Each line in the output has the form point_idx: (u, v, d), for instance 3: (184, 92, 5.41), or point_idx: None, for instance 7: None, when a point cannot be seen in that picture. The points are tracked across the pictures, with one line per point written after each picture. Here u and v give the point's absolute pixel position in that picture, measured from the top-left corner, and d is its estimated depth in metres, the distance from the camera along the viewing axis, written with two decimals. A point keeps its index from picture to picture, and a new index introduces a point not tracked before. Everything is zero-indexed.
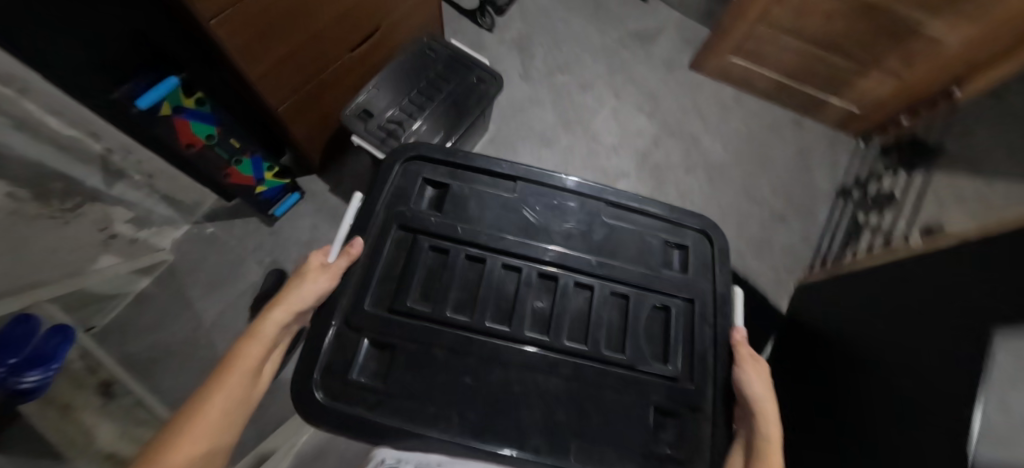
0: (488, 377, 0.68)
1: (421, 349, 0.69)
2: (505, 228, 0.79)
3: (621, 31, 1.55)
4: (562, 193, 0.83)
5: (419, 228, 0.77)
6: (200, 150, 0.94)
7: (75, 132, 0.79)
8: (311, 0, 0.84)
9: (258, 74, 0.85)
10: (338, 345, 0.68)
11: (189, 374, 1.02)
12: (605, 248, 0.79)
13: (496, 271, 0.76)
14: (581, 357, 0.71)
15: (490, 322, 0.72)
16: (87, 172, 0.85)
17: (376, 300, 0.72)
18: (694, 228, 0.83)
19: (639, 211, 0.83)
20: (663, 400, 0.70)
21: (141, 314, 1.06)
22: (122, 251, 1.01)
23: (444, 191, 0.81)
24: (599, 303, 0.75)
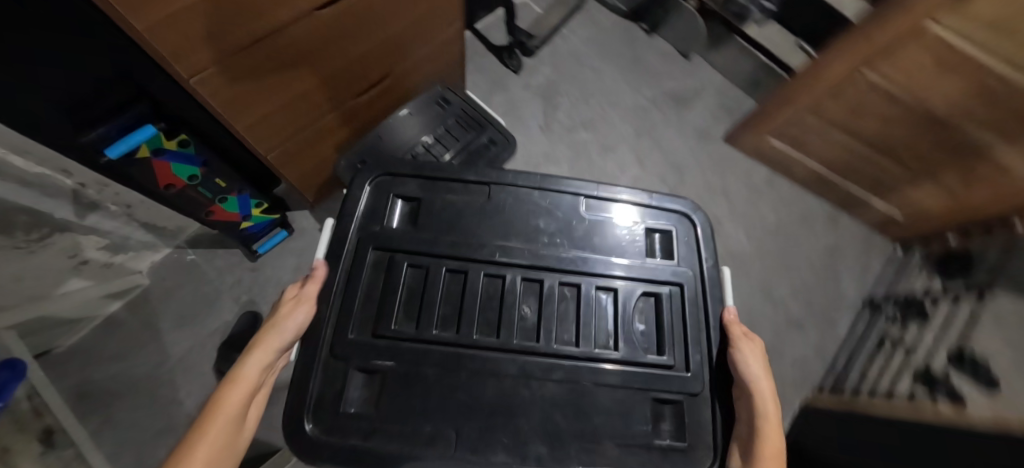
0: (482, 391, 0.60)
1: (411, 362, 0.61)
2: (482, 229, 0.71)
3: (655, 90, 1.45)
4: (528, 181, 0.74)
5: (396, 247, 0.69)
6: (181, 189, 0.88)
7: (45, 169, 0.73)
8: (314, 54, 0.77)
9: (246, 124, 0.79)
10: (324, 375, 0.60)
11: (148, 411, 0.98)
12: (593, 246, 0.71)
13: (478, 259, 0.68)
14: (573, 367, 0.62)
15: (478, 333, 0.64)
16: (57, 206, 0.80)
17: (359, 327, 0.63)
18: (675, 199, 0.75)
19: (616, 197, 0.74)
20: (661, 390, 0.62)
21: (110, 338, 1.02)
22: (94, 275, 0.96)
23: (418, 201, 0.73)
24: (585, 303, 0.67)
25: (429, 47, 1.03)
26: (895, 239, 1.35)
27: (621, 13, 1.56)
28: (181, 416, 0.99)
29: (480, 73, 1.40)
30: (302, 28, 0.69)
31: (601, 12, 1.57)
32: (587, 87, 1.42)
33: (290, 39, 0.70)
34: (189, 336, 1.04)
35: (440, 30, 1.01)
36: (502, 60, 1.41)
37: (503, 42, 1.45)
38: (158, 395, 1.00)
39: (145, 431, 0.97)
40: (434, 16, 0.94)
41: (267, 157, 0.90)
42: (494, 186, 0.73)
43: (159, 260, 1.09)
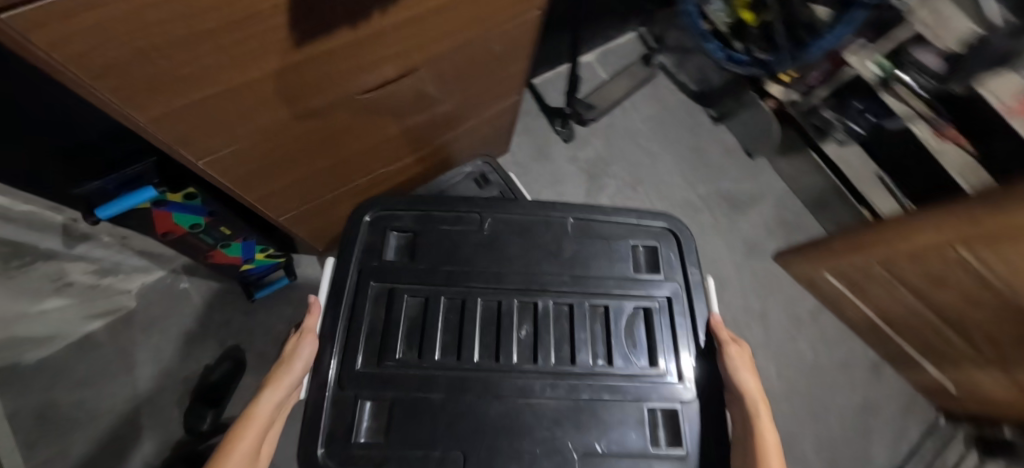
0: (487, 410, 0.58)
1: (417, 388, 0.58)
2: (483, 260, 0.67)
3: (711, 188, 1.36)
4: (516, 205, 0.70)
5: (397, 280, 0.65)
6: (181, 235, 0.80)
7: (31, 207, 0.67)
8: (347, 129, 0.69)
9: (262, 196, 0.71)
10: (336, 411, 0.57)
11: (105, 448, 0.92)
12: (587, 266, 0.68)
13: (475, 277, 0.66)
14: (569, 382, 0.60)
15: (479, 358, 0.61)
16: (44, 239, 0.73)
17: (366, 360, 0.60)
18: (654, 216, 0.71)
19: (604, 219, 0.70)
20: (658, 401, 0.60)
21: (83, 358, 0.96)
22: (78, 295, 0.89)
23: (413, 234, 0.68)
24: (578, 318, 0.65)
25: (476, 119, 0.95)
26: (940, 407, 1.21)
27: (689, 93, 1.46)
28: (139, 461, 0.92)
29: (527, 134, 1.31)
30: (335, 108, 0.62)
31: (668, 89, 1.46)
32: (638, 170, 1.34)
33: (323, 119, 0.63)
34: (165, 373, 0.97)
35: (491, 104, 0.93)
36: (555, 126, 1.31)
37: (559, 102, 1.35)
38: (119, 433, 0.93)
39: None
40: (485, 91, 0.86)
41: (279, 220, 0.82)
42: (487, 213, 0.69)
43: (151, 282, 1.02)
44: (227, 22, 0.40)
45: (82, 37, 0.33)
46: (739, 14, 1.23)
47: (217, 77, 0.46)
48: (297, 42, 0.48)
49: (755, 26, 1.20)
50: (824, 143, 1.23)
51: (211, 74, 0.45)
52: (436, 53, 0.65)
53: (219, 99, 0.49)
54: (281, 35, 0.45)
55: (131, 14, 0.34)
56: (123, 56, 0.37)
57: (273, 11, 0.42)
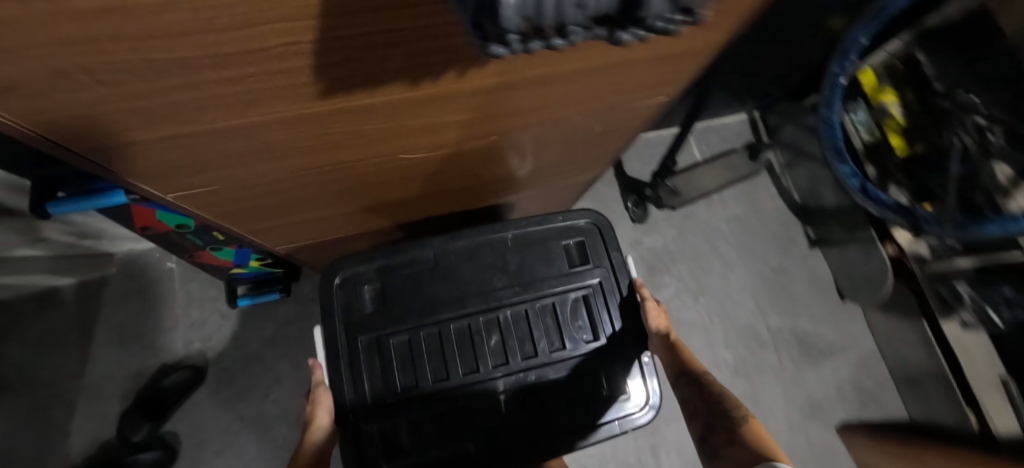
0: (483, 401, 0.60)
1: (418, 403, 0.59)
2: (446, 294, 0.63)
3: (784, 324, 1.16)
4: (464, 234, 0.65)
5: (381, 325, 0.61)
6: (164, 231, 0.66)
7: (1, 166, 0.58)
8: (382, 183, 0.54)
9: (256, 229, 0.57)
10: (357, 445, 0.57)
11: (33, 427, 0.82)
12: (532, 277, 0.64)
13: (445, 302, 0.62)
14: (536, 369, 0.62)
15: (463, 371, 0.61)
16: (12, 197, 0.63)
17: (374, 385, 0.59)
18: (572, 213, 0.67)
19: (538, 228, 0.66)
20: (611, 370, 0.63)
21: (41, 315, 0.86)
22: (53, 250, 0.79)
23: (383, 284, 0.62)
24: (535, 320, 0.63)
25: (542, 189, 0.78)
26: None
27: (789, 202, 1.24)
28: (59, 454, 0.81)
29: (592, 202, 1.14)
30: (369, 163, 0.47)
31: (767, 192, 1.27)
32: (704, 277, 1.15)
33: (349, 171, 0.48)
34: (120, 357, 0.87)
35: (565, 178, 0.76)
36: (627, 203, 1.14)
37: (641, 171, 1.16)
38: (52, 411, 0.83)
39: (15, 454, 0.80)
40: (563, 165, 0.69)
41: (277, 250, 0.67)
42: (441, 250, 0.64)
43: (138, 250, 0.91)
44: (211, 57, 0.25)
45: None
46: (884, 136, 0.97)
47: (196, 117, 0.31)
48: (326, 92, 0.32)
49: (904, 156, 0.95)
50: (946, 321, 0.98)
51: (188, 112, 0.30)
52: (518, 124, 0.49)
53: (201, 141, 0.34)
54: (302, 82, 0.30)
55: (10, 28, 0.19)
56: (25, 79, 0.23)
57: (288, 50, 0.26)
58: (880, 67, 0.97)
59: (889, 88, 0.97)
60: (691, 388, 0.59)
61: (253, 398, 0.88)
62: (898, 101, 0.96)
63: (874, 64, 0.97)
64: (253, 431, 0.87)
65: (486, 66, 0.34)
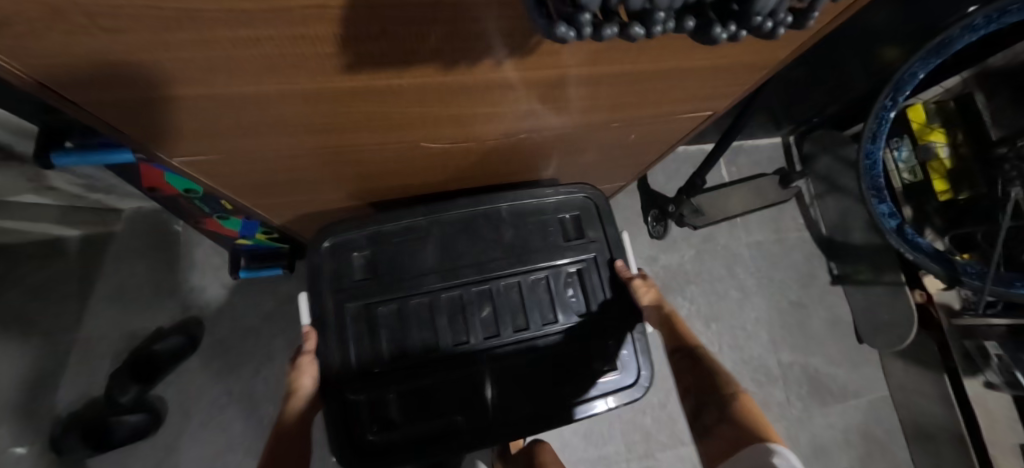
0: (475, 369, 0.56)
1: (404, 371, 0.55)
2: (438, 262, 0.58)
3: (796, 361, 1.11)
4: (456, 202, 0.58)
5: (371, 292, 0.56)
6: (172, 194, 0.64)
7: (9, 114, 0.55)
8: (403, 171, 0.51)
9: (264, 202, 0.54)
10: (343, 414, 0.53)
11: (23, 376, 0.81)
12: (525, 253, 0.60)
13: (437, 270, 0.58)
14: (528, 341, 0.58)
15: (453, 340, 0.57)
16: (20, 143, 0.61)
17: (361, 352, 0.55)
18: (568, 186, 0.62)
19: (535, 202, 0.61)
20: (607, 343, 0.60)
21: (42, 266, 0.85)
22: (60, 199, 0.77)
23: (373, 250, 0.57)
24: (528, 293, 0.59)
25: None
26: None
27: (816, 235, 1.18)
28: (45, 407, 0.80)
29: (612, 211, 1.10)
30: (387, 148, 0.44)
31: (794, 221, 1.21)
32: (718, 302, 1.11)
33: (366, 154, 0.45)
34: (117, 316, 0.86)
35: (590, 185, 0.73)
36: (648, 217, 1.09)
37: (665, 186, 1.12)
38: (44, 362, 0.82)
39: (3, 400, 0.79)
40: (589, 171, 0.65)
41: (282, 225, 0.65)
42: (434, 213, 0.58)
43: (145, 209, 0.89)
44: (227, 15, 0.22)
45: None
46: (928, 178, 0.95)
47: (208, 79, 0.28)
48: (350, 67, 0.29)
49: (944, 201, 0.93)
50: (968, 378, 0.99)
51: (199, 74, 0.27)
52: (550, 123, 0.45)
53: (211, 106, 0.31)
54: (326, 52, 0.27)
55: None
56: (19, 22, 0.20)
57: (315, 15, 0.23)
58: (932, 105, 0.94)
59: (939, 128, 0.93)
60: (681, 363, 0.54)
61: (244, 374, 0.87)
62: (946, 142, 0.92)
63: (927, 102, 0.94)
64: (239, 406, 0.85)
65: (528, 55, 0.30)
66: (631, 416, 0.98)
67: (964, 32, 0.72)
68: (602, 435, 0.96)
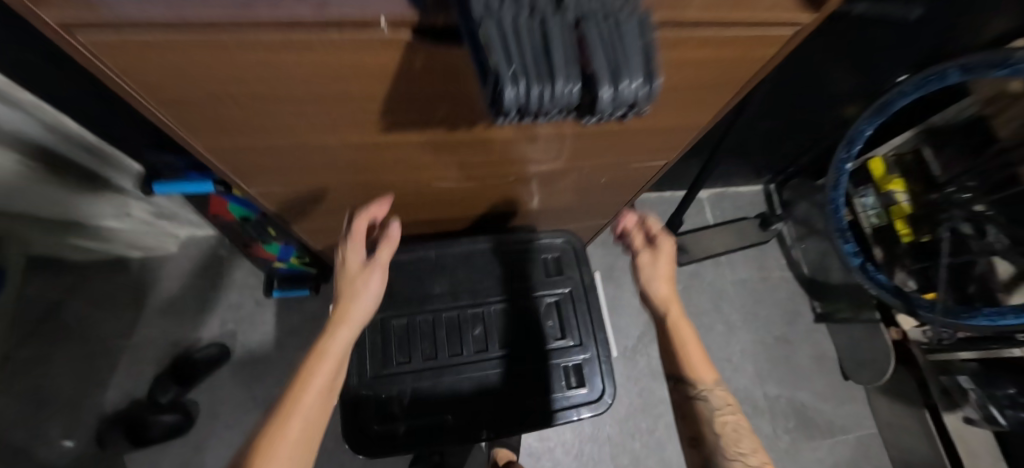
0: (464, 379, 0.60)
1: (407, 375, 0.60)
2: (442, 285, 0.65)
3: (783, 395, 1.16)
4: (462, 239, 0.67)
5: (389, 308, 0.63)
6: (229, 221, 0.78)
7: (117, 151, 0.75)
8: (416, 202, 0.63)
9: (306, 227, 0.67)
10: (354, 409, 0.58)
11: (79, 376, 0.92)
12: (515, 283, 0.66)
13: (438, 292, 0.65)
14: (511, 358, 0.62)
15: (450, 354, 0.61)
16: (116, 175, 0.79)
17: (373, 362, 0.60)
18: (552, 230, 0.68)
19: (524, 240, 0.67)
20: (578, 365, 0.63)
21: (107, 279, 0.99)
22: (133, 227, 0.92)
23: (389, 275, 0.64)
24: (513, 318, 0.64)
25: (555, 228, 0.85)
26: None
27: (798, 275, 1.26)
28: (95, 403, 0.91)
29: (605, 247, 1.20)
30: (405, 183, 0.56)
31: (777, 262, 1.28)
32: (705, 335, 1.19)
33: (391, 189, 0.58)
34: (165, 326, 0.98)
35: (579, 221, 0.84)
36: None
37: None
38: (99, 363, 0.94)
39: (61, 395, 0.91)
40: (575, 208, 0.77)
41: (316, 249, 0.77)
42: (443, 246, 0.66)
43: (199, 236, 1.04)
44: (323, 96, 0.36)
45: (143, 61, 0.30)
46: (891, 222, 1.04)
47: (293, 136, 0.42)
48: (385, 128, 0.42)
49: (909, 243, 1.02)
50: (947, 413, 1.02)
51: (293, 133, 0.41)
52: (535, 168, 0.58)
53: (284, 151, 0.45)
54: (371, 119, 0.40)
55: (210, 62, 0.30)
56: (204, 95, 0.34)
57: (368, 97, 0.36)
58: (891, 156, 1.04)
59: (898, 178, 1.02)
60: (700, 410, 0.53)
61: (266, 384, 0.97)
62: (906, 190, 1.01)
63: (885, 155, 1.04)
64: (260, 413, 0.95)
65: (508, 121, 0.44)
66: (620, 440, 1.04)
67: (897, 97, 0.83)
68: (592, 457, 1.02)
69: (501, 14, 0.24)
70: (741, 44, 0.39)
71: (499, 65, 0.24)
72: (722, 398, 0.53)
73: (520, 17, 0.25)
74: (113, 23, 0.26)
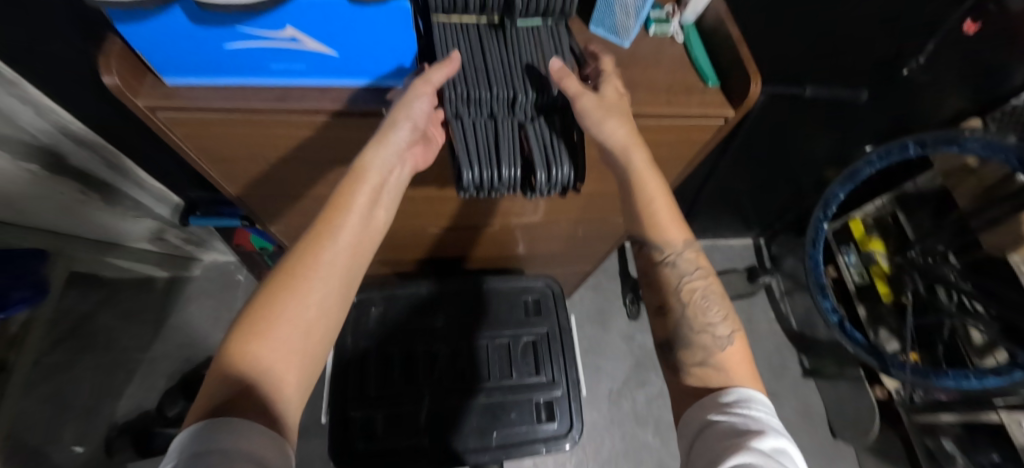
0: (444, 406, 0.65)
1: (392, 399, 0.64)
2: (431, 317, 0.71)
3: None
4: (450, 278, 0.74)
5: (379, 337, 0.68)
6: (250, 250, 0.88)
7: (160, 185, 0.88)
8: (415, 242, 0.72)
9: None
10: (341, 428, 0.62)
11: (97, 386, 1.00)
12: (496, 321, 0.72)
13: (425, 326, 0.70)
14: (487, 390, 0.67)
15: (432, 383, 0.66)
16: (157, 205, 0.91)
17: (362, 385, 0.65)
18: (533, 275, 0.76)
19: (507, 282, 0.75)
20: (549, 401, 0.67)
21: (136, 295, 1.08)
22: (165, 248, 1.04)
23: (383, 307, 0.70)
24: (493, 352, 0.69)
25: (543, 272, 0.92)
26: None
27: (787, 328, 1.28)
28: (108, 412, 0.98)
29: (595, 291, 1.25)
30: (403, 226, 0.66)
31: (766, 315, 1.31)
32: None
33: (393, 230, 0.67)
34: (178, 343, 1.06)
35: (565, 267, 0.91)
36: (626, 299, 1.15)
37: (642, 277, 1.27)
38: (117, 374, 1.02)
39: (78, 402, 0.98)
40: (560, 255, 0.84)
41: None
42: (434, 284, 0.73)
43: (220, 261, 1.15)
44: (339, 160, 0.48)
45: (203, 130, 0.42)
46: (873, 282, 1.08)
47: (311, 188, 0.54)
48: None
49: (890, 302, 1.04)
50: None
51: (307, 184, 0.54)
52: (518, 219, 0.66)
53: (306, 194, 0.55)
54: None
55: (265, 127, 0.41)
56: (258, 148, 0.45)
57: None
58: (871, 218, 1.09)
59: (878, 238, 1.07)
60: (664, 281, 0.40)
61: None
62: (885, 251, 1.06)
63: (864, 217, 1.10)
64: None
65: None
66: None
67: (863, 165, 0.84)
68: None
69: (463, 123, 0.35)
70: (678, 130, 0.49)
71: (460, 157, 0.33)
72: (692, 262, 0.39)
73: (479, 121, 0.36)
74: (212, 106, 0.39)
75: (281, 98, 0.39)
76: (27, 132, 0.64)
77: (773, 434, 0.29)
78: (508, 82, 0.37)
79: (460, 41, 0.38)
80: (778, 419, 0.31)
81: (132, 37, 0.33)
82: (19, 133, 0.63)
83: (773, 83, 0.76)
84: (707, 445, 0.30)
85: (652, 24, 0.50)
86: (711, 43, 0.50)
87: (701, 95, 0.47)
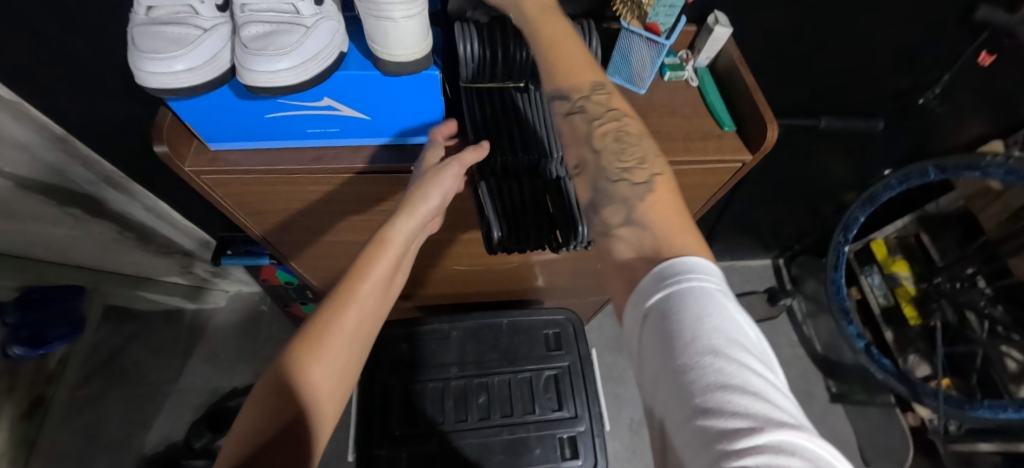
0: (465, 441, 0.66)
1: (418, 437, 0.65)
2: (449, 354, 0.72)
3: None
4: (471, 314, 0.75)
5: (404, 375, 0.69)
6: (275, 284, 0.90)
7: (189, 223, 0.91)
8: (435, 276, 0.74)
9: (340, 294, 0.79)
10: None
11: (128, 417, 1.03)
12: (518, 355, 0.73)
13: (448, 362, 0.71)
14: (510, 426, 0.67)
15: (454, 420, 0.67)
16: (182, 237, 0.92)
17: (389, 423, 0.66)
18: (553, 308, 0.76)
19: (525, 314, 0.76)
20: (574, 437, 0.67)
21: (166, 328, 1.12)
22: (193, 281, 1.07)
23: (406, 344, 0.71)
24: (515, 388, 0.70)
25: (560, 302, 0.93)
26: None
27: (811, 352, 1.23)
28: (138, 444, 1.00)
29: (613, 318, 1.25)
30: (425, 264, 0.68)
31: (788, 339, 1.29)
32: None
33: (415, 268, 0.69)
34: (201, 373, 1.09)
35: (583, 297, 0.92)
36: None
37: None
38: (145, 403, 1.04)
39: (109, 434, 1.00)
40: (578, 286, 0.85)
41: None
42: (455, 322, 0.74)
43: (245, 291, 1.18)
44: (365, 211, 0.50)
45: (238, 187, 0.44)
46: (899, 304, 1.05)
47: (337, 234, 0.56)
48: None
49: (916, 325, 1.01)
50: None
51: (334, 231, 0.55)
52: (538, 256, 0.67)
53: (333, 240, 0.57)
54: None
55: (298, 183, 0.44)
56: (291, 201, 0.48)
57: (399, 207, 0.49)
58: (893, 239, 1.07)
59: (902, 259, 1.05)
60: (572, 128, 0.34)
61: None
62: (910, 272, 1.04)
63: (887, 237, 1.07)
64: None
65: None
66: None
67: (885, 189, 0.83)
68: None
69: (490, 185, 0.41)
70: (694, 174, 0.50)
71: (490, 220, 0.40)
72: (603, 103, 0.34)
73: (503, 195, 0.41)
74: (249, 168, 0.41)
75: (315, 159, 0.42)
76: (73, 182, 0.69)
77: (712, 314, 0.22)
78: (535, 147, 0.42)
79: (486, 104, 0.43)
80: (716, 285, 0.24)
81: (183, 112, 0.36)
82: (62, 182, 0.68)
83: (787, 114, 0.77)
84: (650, 356, 0.24)
85: (666, 70, 0.52)
86: (725, 87, 0.52)
87: (718, 140, 0.48)
